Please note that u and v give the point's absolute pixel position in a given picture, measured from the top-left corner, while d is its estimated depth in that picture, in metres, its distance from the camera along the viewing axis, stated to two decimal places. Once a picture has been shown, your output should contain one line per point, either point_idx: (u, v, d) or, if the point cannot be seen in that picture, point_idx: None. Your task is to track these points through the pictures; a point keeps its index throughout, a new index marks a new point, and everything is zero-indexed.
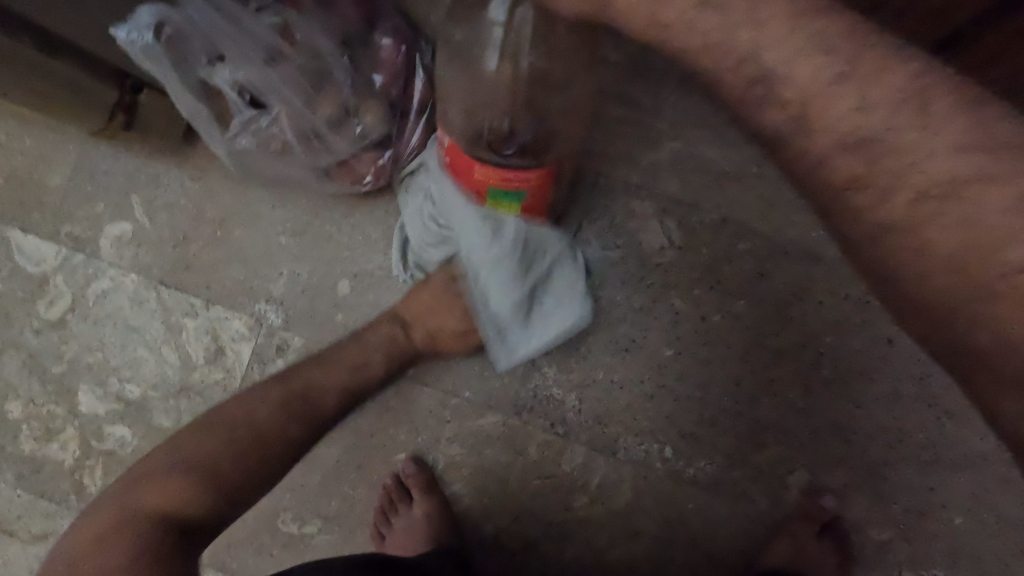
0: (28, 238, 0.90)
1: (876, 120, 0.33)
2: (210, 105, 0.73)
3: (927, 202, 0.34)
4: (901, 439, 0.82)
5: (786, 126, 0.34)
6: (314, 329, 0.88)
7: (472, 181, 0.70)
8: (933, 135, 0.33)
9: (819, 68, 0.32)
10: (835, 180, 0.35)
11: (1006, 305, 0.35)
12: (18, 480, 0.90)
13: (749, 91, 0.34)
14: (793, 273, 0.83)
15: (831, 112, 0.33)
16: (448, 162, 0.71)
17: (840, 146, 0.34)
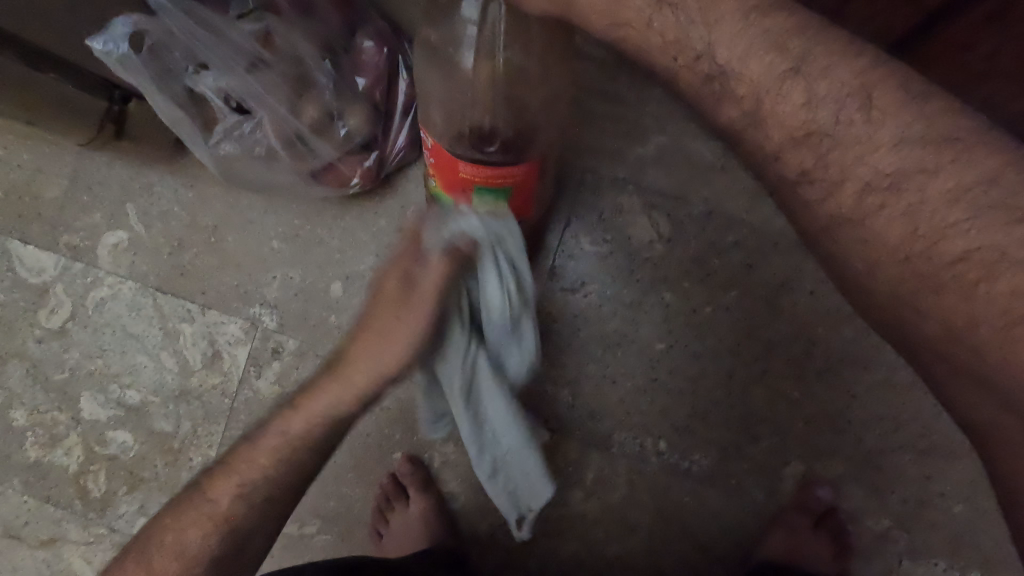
0: (28, 249, 0.92)
1: (824, 114, 0.43)
2: (194, 115, 0.74)
3: (873, 194, 0.43)
4: (896, 428, 0.82)
5: (740, 118, 0.46)
6: (308, 332, 0.89)
7: (457, 181, 0.66)
8: (878, 125, 0.42)
9: (770, 64, 0.43)
10: (790, 171, 0.46)
11: (943, 295, 0.43)
12: (24, 486, 0.92)
13: (707, 86, 0.46)
14: (783, 265, 0.83)
15: (780, 109, 0.44)
16: (432, 163, 0.67)
17: (790, 138, 0.45)
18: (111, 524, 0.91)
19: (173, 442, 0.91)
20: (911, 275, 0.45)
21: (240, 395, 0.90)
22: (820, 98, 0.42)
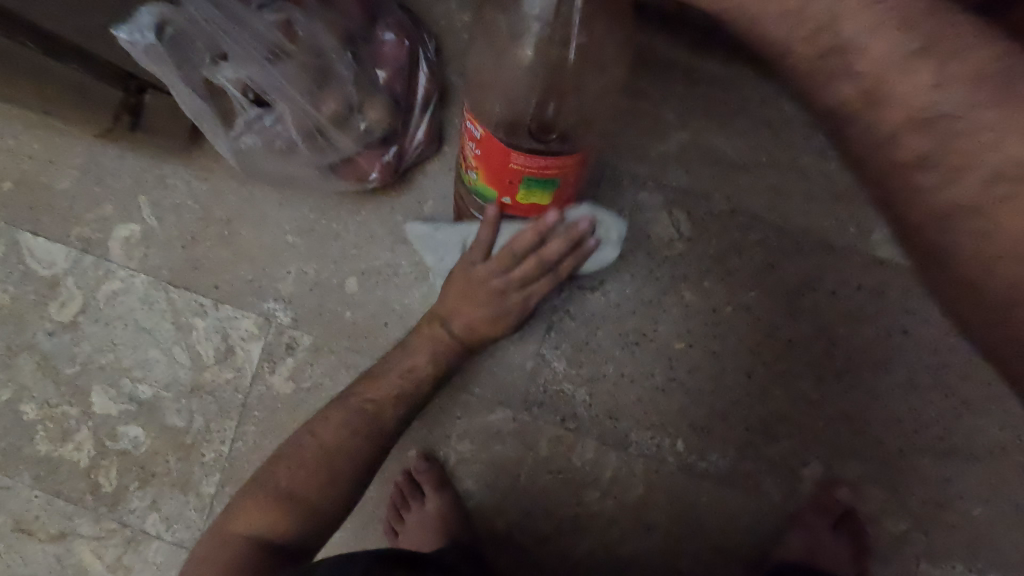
0: (39, 241, 0.91)
1: (950, 95, 0.35)
2: (215, 107, 0.74)
3: (998, 184, 0.36)
4: (917, 429, 0.82)
5: (841, 102, 0.37)
6: (324, 328, 0.88)
7: (504, 172, 0.64)
8: (912, 75, 0.35)
9: (883, 25, 0.35)
10: (898, 156, 0.37)
11: (959, 289, 0.39)
12: (35, 480, 0.91)
13: (817, 42, 0.36)
14: (805, 265, 0.83)
15: (902, 84, 0.35)
16: (475, 154, 0.64)
17: (908, 123, 0.36)
18: (123, 519, 0.90)
19: (185, 437, 0.90)
20: (958, 272, 0.38)
21: (254, 391, 0.89)
22: (949, 78, 0.35)
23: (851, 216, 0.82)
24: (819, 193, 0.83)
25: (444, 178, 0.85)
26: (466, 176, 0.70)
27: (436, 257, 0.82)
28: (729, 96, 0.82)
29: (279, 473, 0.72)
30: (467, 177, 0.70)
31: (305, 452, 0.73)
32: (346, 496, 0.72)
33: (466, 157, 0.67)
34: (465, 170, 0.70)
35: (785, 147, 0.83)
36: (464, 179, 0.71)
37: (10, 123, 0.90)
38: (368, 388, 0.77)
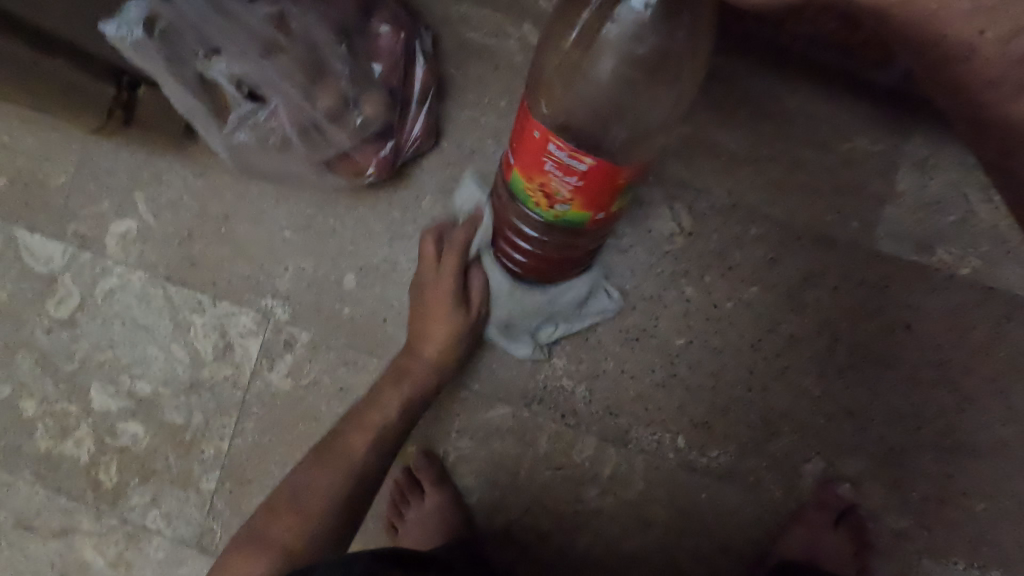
0: (35, 238, 0.90)
1: None
2: (207, 100, 0.72)
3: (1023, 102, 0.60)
4: (919, 426, 0.81)
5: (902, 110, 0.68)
6: (322, 325, 0.87)
7: (611, 191, 0.60)
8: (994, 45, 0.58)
9: None
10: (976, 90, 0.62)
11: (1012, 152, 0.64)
12: (36, 477, 0.91)
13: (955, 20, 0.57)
14: (808, 260, 0.82)
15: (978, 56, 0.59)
16: (581, 186, 0.59)
17: None
18: (123, 515, 0.90)
19: (185, 434, 0.89)
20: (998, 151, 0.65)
21: (253, 388, 0.89)
22: None
23: (855, 211, 0.81)
24: (823, 187, 0.82)
25: (443, 174, 0.85)
26: (547, 211, 0.63)
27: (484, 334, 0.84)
28: (732, 88, 0.81)
29: (267, 522, 0.76)
30: (547, 212, 0.64)
31: (290, 488, 0.77)
32: (334, 537, 0.75)
33: (553, 190, 0.61)
34: (540, 202, 0.63)
35: (788, 140, 0.82)
36: (541, 215, 0.64)
37: (5, 119, 0.90)
38: (355, 423, 0.80)
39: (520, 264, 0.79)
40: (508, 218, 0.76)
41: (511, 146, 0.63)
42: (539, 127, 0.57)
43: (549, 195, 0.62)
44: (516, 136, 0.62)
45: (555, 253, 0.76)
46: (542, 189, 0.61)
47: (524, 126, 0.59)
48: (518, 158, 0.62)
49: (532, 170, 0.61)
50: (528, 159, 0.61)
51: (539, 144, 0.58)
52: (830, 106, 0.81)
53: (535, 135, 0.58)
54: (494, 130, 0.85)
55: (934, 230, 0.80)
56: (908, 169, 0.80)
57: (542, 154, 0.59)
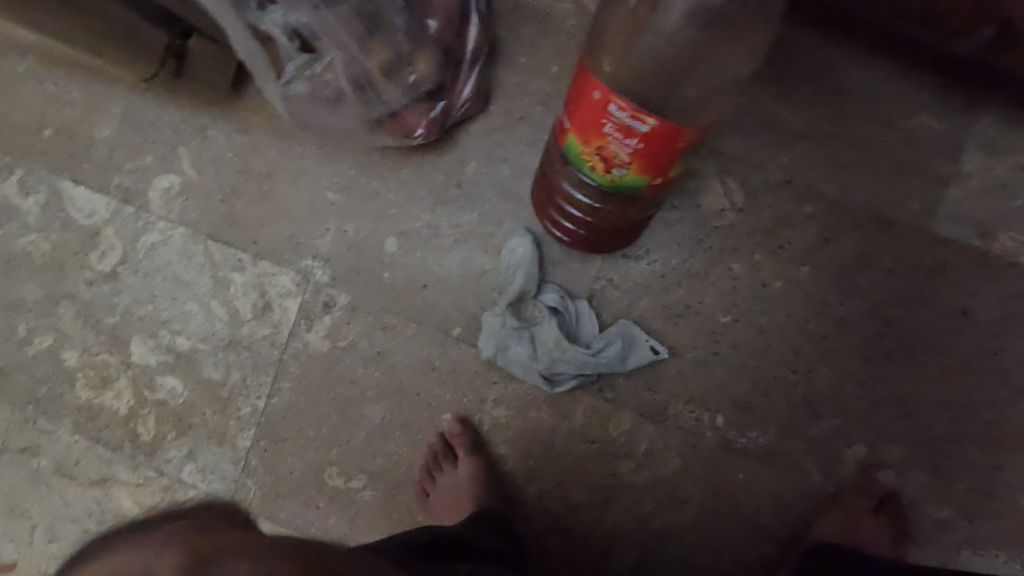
0: (80, 190, 0.91)
1: None
2: (265, 48, 0.73)
3: None
4: (967, 415, 0.79)
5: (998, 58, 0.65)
6: (362, 288, 0.87)
7: (673, 155, 0.59)
8: None
9: None
10: None
11: None
12: (76, 426, 0.92)
13: None
14: (862, 241, 0.80)
15: None
16: (640, 148, 0.58)
17: None
18: (159, 468, 0.91)
19: (222, 391, 0.89)
20: None
21: (290, 348, 0.88)
22: None
23: (914, 192, 0.79)
24: (883, 165, 0.79)
25: (489, 139, 0.84)
26: (603, 175, 0.63)
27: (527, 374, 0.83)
28: (791, 60, 0.79)
29: None
30: (603, 177, 0.63)
31: None
32: None
33: (611, 154, 0.60)
34: (595, 166, 0.62)
35: (849, 116, 0.79)
36: (596, 180, 0.63)
37: (53, 69, 0.90)
38: None
39: (567, 234, 0.80)
40: (559, 185, 0.76)
41: (567, 110, 0.62)
42: (602, 87, 0.56)
43: (605, 159, 0.61)
44: (572, 98, 0.61)
45: (604, 223, 0.75)
46: (600, 153, 0.61)
47: (584, 87, 0.58)
48: (574, 121, 0.61)
49: (588, 133, 0.60)
50: (586, 122, 0.60)
51: (599, 105, 0.57)
52: (893, 82, 0.79)
53: (595, 96, 0.57)
54: (544, 96, 0.83)
55: (997, 214, 0.78)
56: (972, 151, 0.78)
57: (602, 116, 0.58)
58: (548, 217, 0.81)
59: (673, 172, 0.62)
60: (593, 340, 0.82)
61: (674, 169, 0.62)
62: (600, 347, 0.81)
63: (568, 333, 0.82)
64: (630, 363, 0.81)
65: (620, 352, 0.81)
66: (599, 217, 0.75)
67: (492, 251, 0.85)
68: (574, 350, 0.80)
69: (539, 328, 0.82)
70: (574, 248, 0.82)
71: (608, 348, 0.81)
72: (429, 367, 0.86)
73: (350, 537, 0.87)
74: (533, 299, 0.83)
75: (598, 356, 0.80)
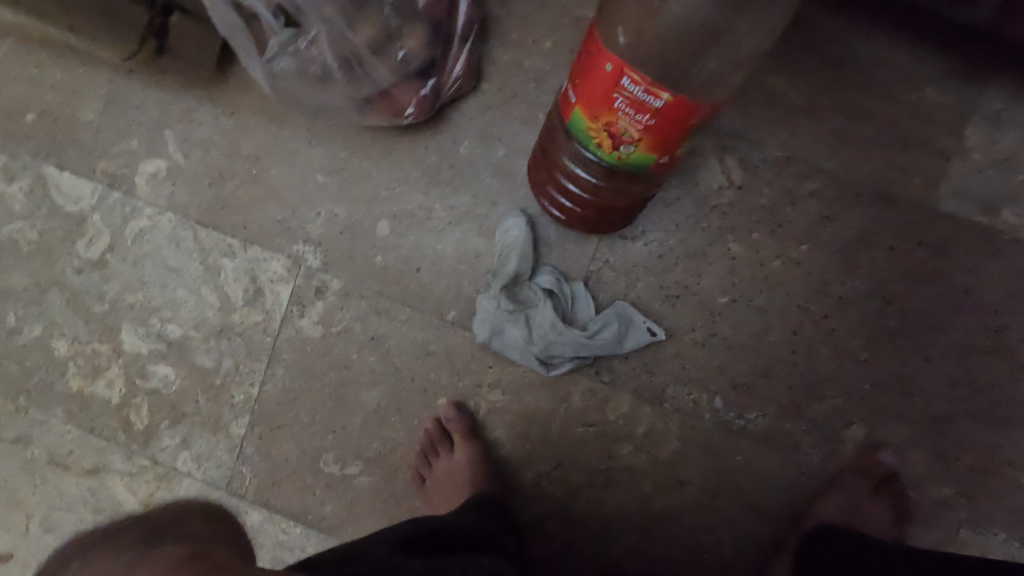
0: (65, 176, 0.89)
1: None
2: (249, 24, 0.71)
3: None
4: (970, 394, 0.78)
5: None
6: (355, 272, 0.85)
7: (685, 133, 0.57)
8: None
9: None
10: None
11: None
12: (69, 416, 0.91)
13: None
14: (863, 218, 0.78)
15: None
16: (653, 125, 0.56)
17: None
18: (154, 457, 0.90)
19: (214, 378, 0.88)
20: None
21: (283, 334, 0.87)
22: None
23: (917, 167, 0.78)
24: (886, 141, 0.78)
25: (482, 118, 0.82)
26: (609, 152, 0.61)
27: (522, 357, 0.81)
28: (791, 33, 0.77)
29: None
30: (609, 154, 0.61)
31: None
32: None
33: (620, 130, 0.58)
34: (602, 143, 0.60)
35: (850, 90, 0.78)
36: (602, 157, 0.62)
37: (33, 50, 0.88)
38: None
39: (566, 213, 0.78)
40: (558, 163, 0.74)
41: (574, 83, 0.60)
42: (615, 59, 0.54)
43: (613, 136, 0.59)
44: (580, 71, 0.59)
45: (606, 202, 0.74)
46: (608, 128, 0.59)
47: (595, 58, 0.56)
48: (581, 95, 0.59)
49: (597, 107, 0.58)
50: (595, 96, 0.58)
51: (611, 78, 0.55)
52: (896, 54, 0.77)
53: (607, 68, 0.55)
54: (537, 73, 0.81)
55: (1001, 189, 0.77)
56: (977, 123, 0.77)
57: (613, 90, 0.56)
58: (545, 195, 0.79)
59: (680, 151, 0.61)
60: (590, 323, 0.80)
61: (682, 148, 0.60)
62: (597, 331, 0.80)
63: (565, 316, 0.81)
64: (627, 346, 0.80)
65: (618, 335, 0.79)
66: (599, 194, 0.73)
67: (486, 233, 0.83)
68: (571, 333, 0.79)
69: (534, 311, 0.80)
70: (574, 227, 0.80)
71: (606, 332, 0.79)
72: (424, 351, 0.85)
73: (347, 523, 0.86)
74: (528, 281, 0.81)
75: (595, 339, 0.79)
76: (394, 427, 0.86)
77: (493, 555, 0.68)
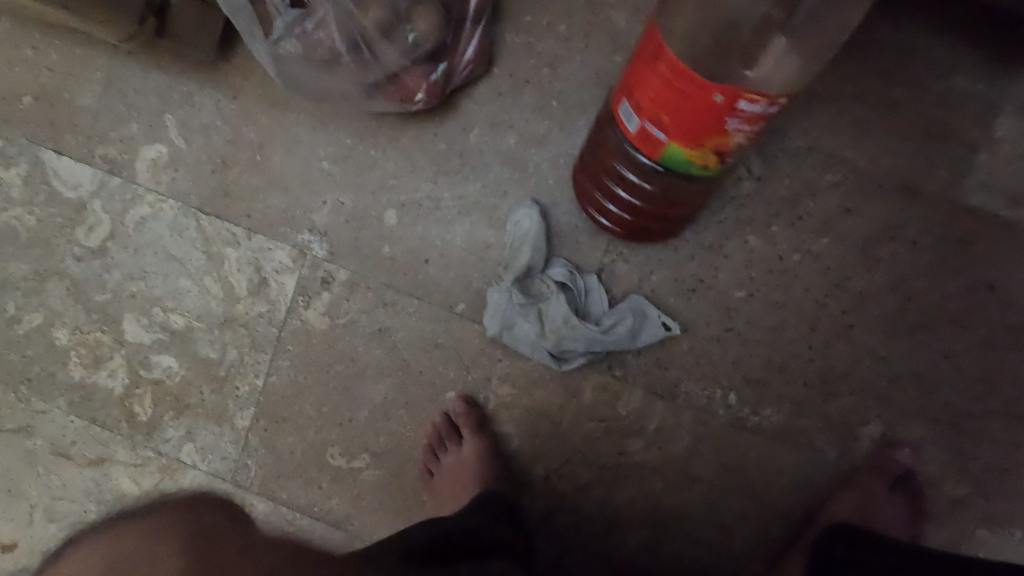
0: (64, 161, 0.86)
1: None
2: (253, 4, 0.68)
3: None
4: (991, 392, 0.77)
5: None
6: (361, 263, 0.83)
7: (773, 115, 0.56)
8: None
9: None
10: None
11: None
12: (71, 406, 0.89)
13: None
14: (886, 211, 0.76)
15: None
16: (760, 126, 0.54)
17: None
18: (158, 448, 0.88)
19: (218, 370, 0.87)
20: None
21: (288, 326, 0.85)
22: None
23: (943, 158, 0.75)
24: (911, 132, 0.75)
25: (494, 104, 0.80)
26: (714, 167, 0.59)
27: (535, 352, 0.80)
28: None
29: None
30: (716, 168, 0.59)
31: None
32: None
33: (730, 147, 0.56)
34: (709, 163, 0.58)
35: (874, 78, 0.75)
36: (707, 174, 0.60)
37: (29, 31, 0.85)
38: None
39: (614, 221, 0.76)
40: (608, 168, 0.71)
41: (662, 119, 0.56)
42: (726, 89, 0.50)
43: (722, 153, 0.56)
44: (669, 106, 0.54)
45: (665, 206, 0.71)
46: (717, 151, 0.56)
47: (694, 93, 0.52)
48: (680, 130, 0.55)
49: (705, 138, 0.55)
50: (701, 128, 0.54)
51: (722, 106, 0.51)
52: (925, 39, 0.74)
53: (716, 99, 0.51)
54: (550, 58, 0.79)
55: None
56: (1007, 114, 0.74)
57: (725, 118, 0.52)
58: (595, 206, 0.76)
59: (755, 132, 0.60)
60: (604, 316, 0.78)
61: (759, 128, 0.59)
62: (611, 325, 0.77)
63: (578, 310, 0.79)
64: (641, 340, 0.78)
65: (632, 329, 0.77)
66: (653, 202, 0.70)
67: (496, 224, 0.81)
68: (583, 327, 0.77)
69: (547, 305, 0.78)
70: (621, 236, 0.78)
71: (620, 325, 0.77)
72: (433, 344, 0.83)
73: (354, 517, 0.85)
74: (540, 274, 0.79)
75: (609, 334, 0.77)
76: (401, 421, 0.84)
77: (497, 561, 0.67)
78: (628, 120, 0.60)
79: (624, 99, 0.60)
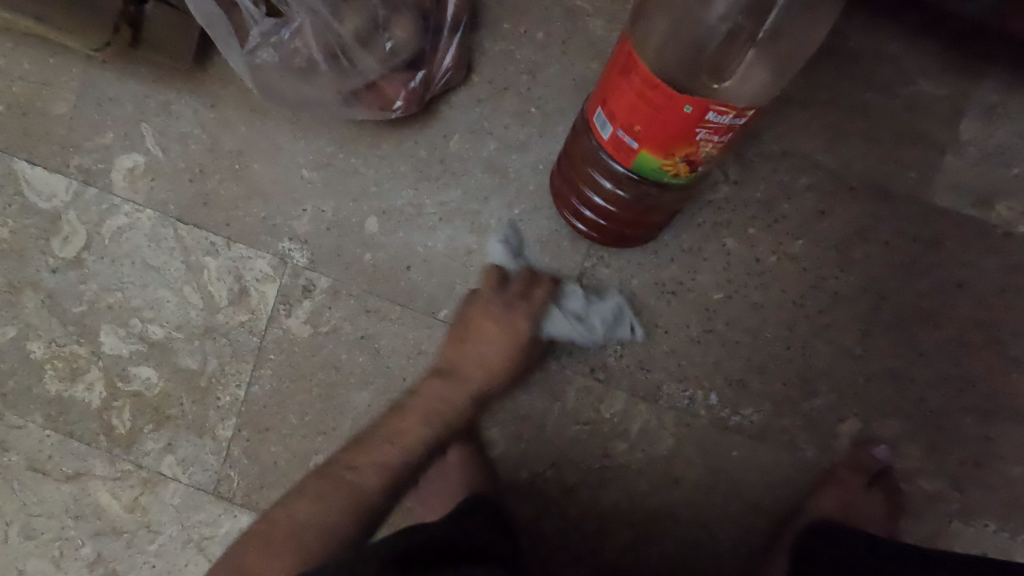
0: (37, 171, 0.85)
1: None
2: (228, 14, 0.68)
3: None
4: (962, 388, 0.79)
5: None
6: (342, 270, 0.83)
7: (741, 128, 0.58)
8: None
9: None
10: None
11: None
12: (47, 420, 0.87)
13: None
14: (859, 213, 0.78)
15: None
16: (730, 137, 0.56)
17: None
18: (138, 461, 0.87)
19: (199, 380, 0.86)
20: None
21: (271, 334, 0.84)
22: None
23: (912, 161, 0.77)
24: (881, 136, 0.77)
25: (473, 111, 0.80)
26: (685, 177, 0.60)
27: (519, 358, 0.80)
28: None
29: None
30: (686, 178, 0.60)
31: None
32: None
33: (700, 157, 0.57)
34: (680, 172, 0.59)
35: (845, 83, 0.77)
36: (677, 183, 0.61)
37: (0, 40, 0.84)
38: None
39: (591, 227, 0.77)
40: (583, 173, 0.72)
41: (634, 127, 0.57)
42: (695, 101, 0.51)
43: (693, 162, 0.57)
44: (642, 115, 0.55)
45: (637, 213, 0.72)
46: (687, 159, 0.57)
47: (665, 104, 0.53)
48: (651, 138, 0.56)
49: (676, 146, 0.56)
50: (672, 137, 0.55)
51: (692, 116, 0.52)
52: (892, 46, 0.77)
53: (686, 108, 0.52)
54: (528, 66, 0.80)
55: (994, 184, 0.77)
56: (971, 117, 0.77)
57: (694, 128, 0.53)
58: (570, 211, 0.77)
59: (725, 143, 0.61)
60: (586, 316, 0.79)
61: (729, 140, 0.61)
62: (593, 324, 0.78)
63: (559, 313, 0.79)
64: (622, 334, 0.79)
65: (615, 323, 0.79)
66: (630, 208, 0.71)
67: (478, 230, 0.81)
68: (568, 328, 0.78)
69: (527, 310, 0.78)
70: (600, 242, 0.79)
71: (603, 323, 0.78)
72: (417, 350, 0.83)
73: None
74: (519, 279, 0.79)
75: (593, 333, 0.78)
76: None
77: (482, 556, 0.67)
78: (602, 127, 0.61)
79: (598, 107, 0.61)
